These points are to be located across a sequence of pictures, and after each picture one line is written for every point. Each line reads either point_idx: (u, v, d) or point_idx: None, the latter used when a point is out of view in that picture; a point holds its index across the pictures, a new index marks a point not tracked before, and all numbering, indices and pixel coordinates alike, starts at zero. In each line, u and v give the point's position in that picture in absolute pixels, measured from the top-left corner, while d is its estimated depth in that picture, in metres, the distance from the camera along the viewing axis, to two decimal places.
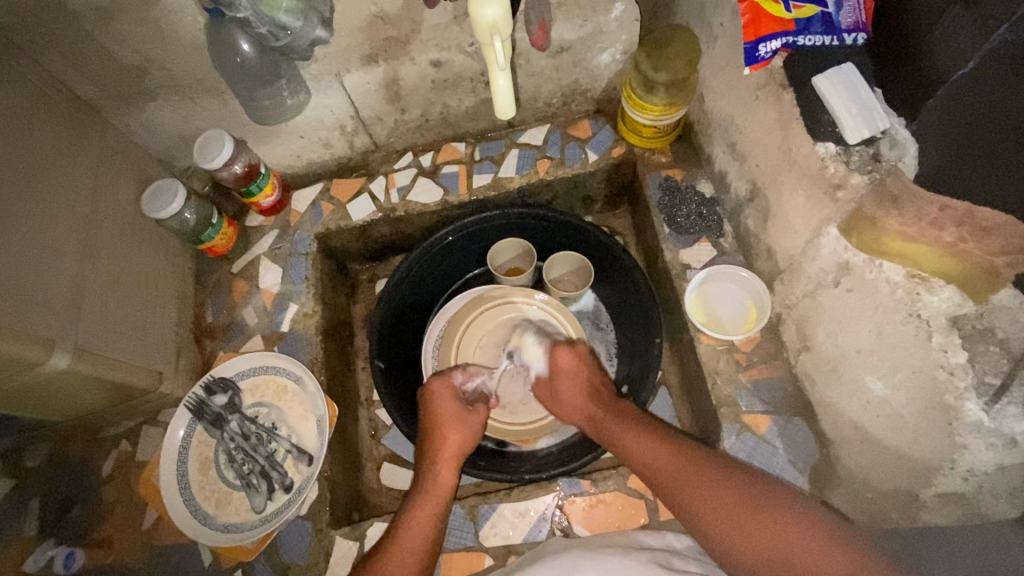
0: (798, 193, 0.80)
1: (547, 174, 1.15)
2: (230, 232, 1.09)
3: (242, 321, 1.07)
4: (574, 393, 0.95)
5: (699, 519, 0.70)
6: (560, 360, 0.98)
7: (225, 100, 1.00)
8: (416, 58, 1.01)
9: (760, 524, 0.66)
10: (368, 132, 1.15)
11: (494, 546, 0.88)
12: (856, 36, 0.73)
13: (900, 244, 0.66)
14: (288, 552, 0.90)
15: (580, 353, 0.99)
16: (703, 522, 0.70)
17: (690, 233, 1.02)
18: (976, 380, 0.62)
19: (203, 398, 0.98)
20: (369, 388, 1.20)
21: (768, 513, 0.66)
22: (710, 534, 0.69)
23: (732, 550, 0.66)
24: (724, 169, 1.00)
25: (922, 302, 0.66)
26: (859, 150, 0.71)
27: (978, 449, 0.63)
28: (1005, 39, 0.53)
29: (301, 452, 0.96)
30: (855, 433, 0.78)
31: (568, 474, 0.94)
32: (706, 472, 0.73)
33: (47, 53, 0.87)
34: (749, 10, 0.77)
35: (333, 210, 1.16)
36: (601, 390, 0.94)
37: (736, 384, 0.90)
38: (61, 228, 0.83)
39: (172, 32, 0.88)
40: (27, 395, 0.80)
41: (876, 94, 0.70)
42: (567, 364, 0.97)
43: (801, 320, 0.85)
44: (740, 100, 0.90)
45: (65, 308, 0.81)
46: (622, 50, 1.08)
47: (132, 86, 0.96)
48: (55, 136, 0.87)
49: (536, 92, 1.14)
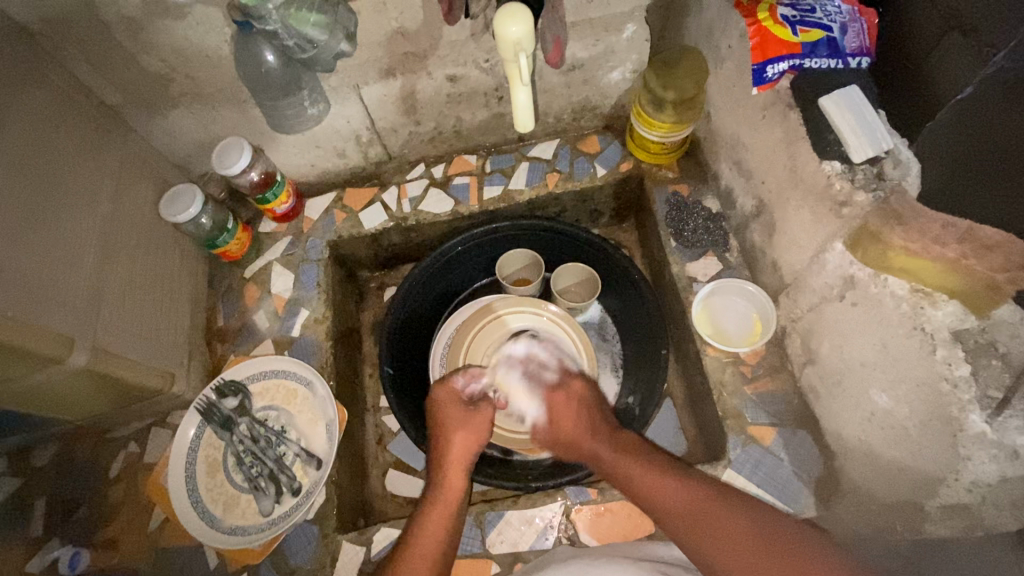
0: (804, 209, 0.83)
1: (556, 188, 1.17)
2: (244, 238, 1.11)
3: (253, 326, 1.08)
4: (573, 432, 0.92)
5: (683, 533, 0.72)
6: (558, 402, 0.96)
7: (246, 109, 1.03)
8: (433, 72, 1.04)
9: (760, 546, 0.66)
10: (382, 142, 1.17)
11: (500, 553, 0.88)
12: (861, 60, 0.78)
13: (905, 259, 0.68)
14: (293, 556, 0.90)
15: (577, 390, 0.96)
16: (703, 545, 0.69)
17: (696, 246, 1.04)
18: (980, 393, 0.63)
19: (213, 401, 0.99)
20: (376, 395, 1.21)
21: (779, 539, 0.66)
22: (695, 546, 0.70)
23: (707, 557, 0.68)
24: (730, 185, 1.02)
25: (927, 316, 0.67)
26: (864, 168, 0.73)
27: (981, 460, 0.64)
28: (1001, 66, 0.57)
29: (309, 456, 0.97)
30: (858, 445, 0.79)
31: (574, 483, 0.95)
32: (715, 501, 0.72)
33: (75, 58, 0.90)
34: (756, 34, 0.80)
35: (345, 218, 1.18)
36: (600, 425, 0.90)
37: (741, 396, 0.92)
38: (86, 228, 0.85)
39: (198, 44, 0.91)
40: (43, 391, 0.81)
41: (880, 116, 0.73)
42: (563, 403, 0.95)
43: (806, 333, 0.87)
44: (747, 119, 0.93)
45: (85, 308, 0.82)
46: (632, 68, 1.12)
47: (156, 94, 0.98)
48: (80, 139, 0.89)
49: (547, 107, 1.17)
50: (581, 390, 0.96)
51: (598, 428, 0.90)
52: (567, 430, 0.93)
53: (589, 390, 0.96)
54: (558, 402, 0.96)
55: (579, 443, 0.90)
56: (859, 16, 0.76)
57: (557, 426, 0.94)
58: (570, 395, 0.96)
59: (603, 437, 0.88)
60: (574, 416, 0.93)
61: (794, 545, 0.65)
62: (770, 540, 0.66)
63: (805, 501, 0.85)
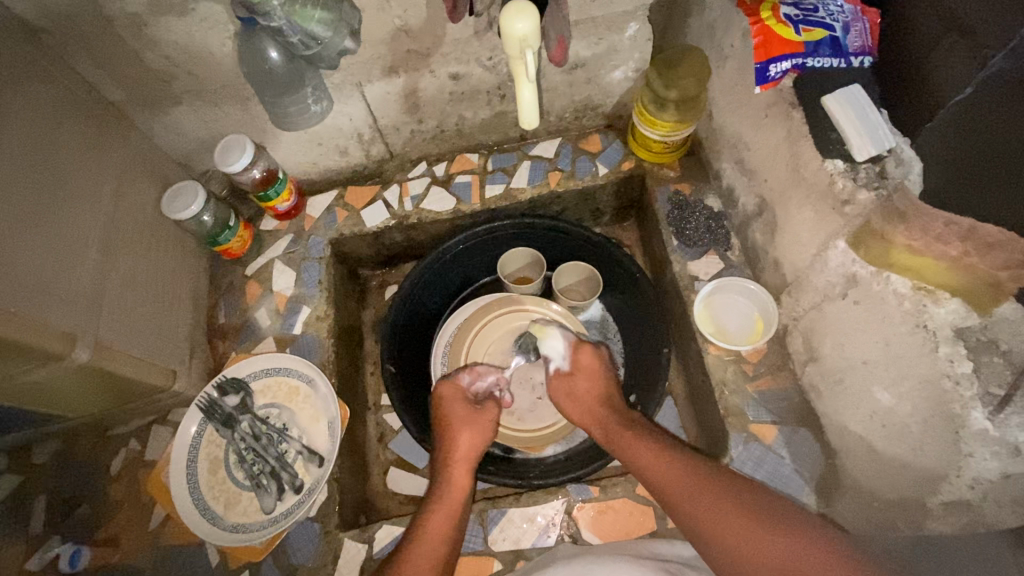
0: (806, 208, 0.83)
1: (558, 186, 1.17)
2: (245, 235, 1.11)
3: (254, 323, 1.08)
4: (590, 394, 0.93)
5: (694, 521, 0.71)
6: (586, 360, 0.96)
7: (248, 106, 1.03)
8: (436, 71, 1.05)
9: (771, 538, 0.65)
10: (384, 141, 1.17)
11: (502, 551, 0.89)
12: (863, 60, 0.78)
13: (908, 257, 0.69)
14: (295, 554, 0.90)
15: (602, 355, 0.98)
16: (716, 539, 0.68)
17: (698, 245, 1.04)
18: (982, 390, 0.64)
19: (215, 398, 0.99)
20: (377, 394, 1.21)
21: (786, 532, 0.65)
22: (704, 534, 0.69)
23: (719, 553, 0.67)
24: (732, 184, 1.03)
25: (928, 313, 0.68)
26: (865, 167, 0.74)
27: (982, 458, 0.65)
28: (1000, 67, 0.57)
29: (311, 453, 0.96)
30: (860, 443, 0.80)
31: (576, 480, 0.95)
32: (726, 491, 0.71)
33: (77, 55, 0.89)
34: (759, 33, 0.81)
35: (347, 216, 1.18)
36: (617, 399, 0.92)
37: (742, 394, 0.92)
38: (87, 225, 0.85)
39: (202, 40, 0.91)
40: (45, 388, 0.81)
41: (883, 116, 0.74)
42: (591, 364, 0.96)
43: (808, 331, 0.87)
44: (749, 119, 0.93)
45: (87, 305, 0.82)
46: (634, 67, 1.12)
47: (159, 91, 0.98)
48: (83, 136, 0.89)
49: (549, 106, 1.17)
50: (605, 356, 0.98)
51: (615, 402, 0.91)
52: (586, 390, 0.93)
53: (610, 360, 0.98)
54: (585, 361, 0.96)
55: (595, 410, 0.91)
56: (861, 16, 0.76)
57: (575, 385, 0.94)
58: (595, 353, 0.98)
59: (619, 411, 0.89)
60: (598, 380, 0.94)
61: (807, 538, 0.65)
62: (781, 529, 0.66)
63: (806, 498, 0.85)
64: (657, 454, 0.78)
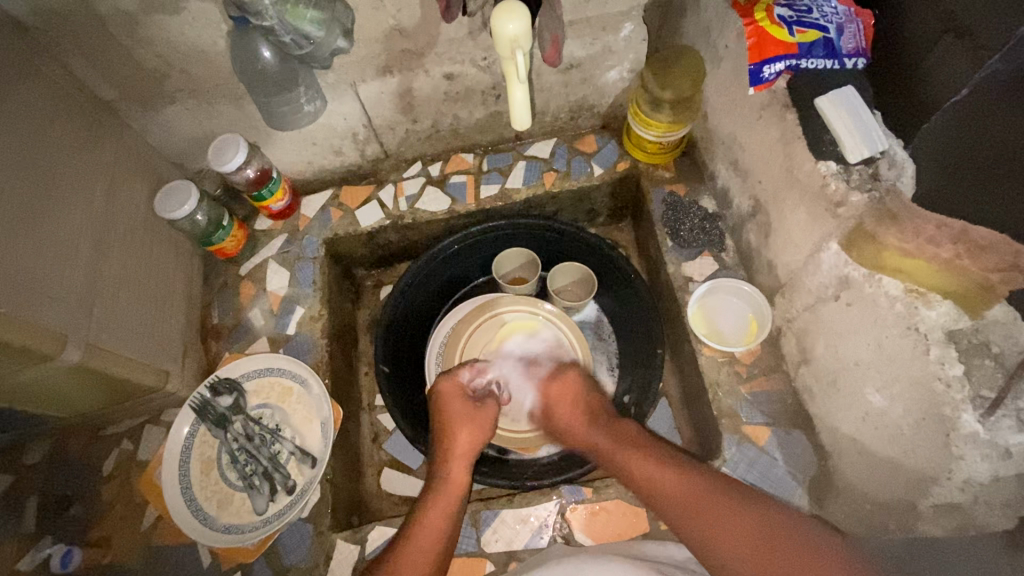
0: (799, 210, 0.83)
1: (554, 187, 1.17)
2: (239, 235, 1.10)
3: (248, 322, 1.08)
4: (572, 416, 0.95)
5: (693, 530, 0.70)
6: (554, 392, 0.99)
7: (241, 105, 1.02)
8: (430, 70, 1.04)
9: (770, 547, 0.65)
10: (379, 140, 1.17)
11: (495, 552, 0.88)
12: (857, 61, 0.78)
13: (899, 259, 0.69)
14: (288, 554, 0.90)
15: (572, 378, 1.00)
16: (717, 549, 0.67)
17: (692, 246, 1.04)
18: (972, 393, 0.63)
19: (208, 398, 0.98)
20: (371, 394, 1.21)
21: (784, 544, 0.65)
22: (701, 538, 0.69)
23: (718, 552, 0.67)
24: (726, 185, 1.03)
25: (920, 316, 0.68)
26: (859, 168, 0.73)
27: (974, 459, 0.64)
28: (996, 69, 0.57)
29: (304, 454, 0.96)
30: (852, 444, 0.79)
31: (569, 482, 0.95)
32: (724, 498, 0.71)
33: (69, 53, 0.89)
34: (753, 34, 0.80)
35: (341, 216, 1.18)
36: (601, 413, 0.93)
37: (736, 396, 0.92)
38: (78, 223, 0.84)
39: (194, 40, 0.91)
40: (36, 387, 0.81)
41: (875, 118, 0.74)
42: (558, 395, 0.99)
43: (801, 333, 0.87)
44: (742, 120, 0.93)
45: (78, 305, 0.81)
46: (629, 68, 1.12)
47: (151, 89, 0.98)
48: (74, 135, 0.88)
49: (544, 106, 1.17)
50: (574, 378, 1.00)
51: (600, 417, 0.92)
52: (564, 418, 0.96)
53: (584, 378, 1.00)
54: (554, 392, 0.99)
55: (577, 431, 0.93)
56: (855, 18, 0.76)
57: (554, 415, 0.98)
58: (565, 384, 1.00)
59: (605, 424, 0.91)
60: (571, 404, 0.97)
61: (804, 548, 0.64)
62: (778, 539, 0.65)
63: (799, 500, 0.85)
64: (660, 465, 0.78)
